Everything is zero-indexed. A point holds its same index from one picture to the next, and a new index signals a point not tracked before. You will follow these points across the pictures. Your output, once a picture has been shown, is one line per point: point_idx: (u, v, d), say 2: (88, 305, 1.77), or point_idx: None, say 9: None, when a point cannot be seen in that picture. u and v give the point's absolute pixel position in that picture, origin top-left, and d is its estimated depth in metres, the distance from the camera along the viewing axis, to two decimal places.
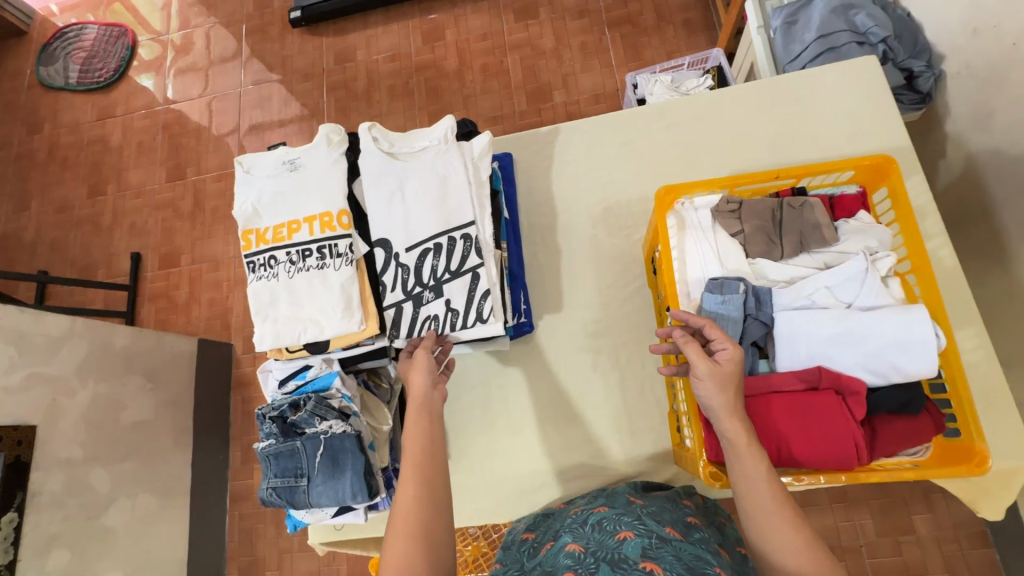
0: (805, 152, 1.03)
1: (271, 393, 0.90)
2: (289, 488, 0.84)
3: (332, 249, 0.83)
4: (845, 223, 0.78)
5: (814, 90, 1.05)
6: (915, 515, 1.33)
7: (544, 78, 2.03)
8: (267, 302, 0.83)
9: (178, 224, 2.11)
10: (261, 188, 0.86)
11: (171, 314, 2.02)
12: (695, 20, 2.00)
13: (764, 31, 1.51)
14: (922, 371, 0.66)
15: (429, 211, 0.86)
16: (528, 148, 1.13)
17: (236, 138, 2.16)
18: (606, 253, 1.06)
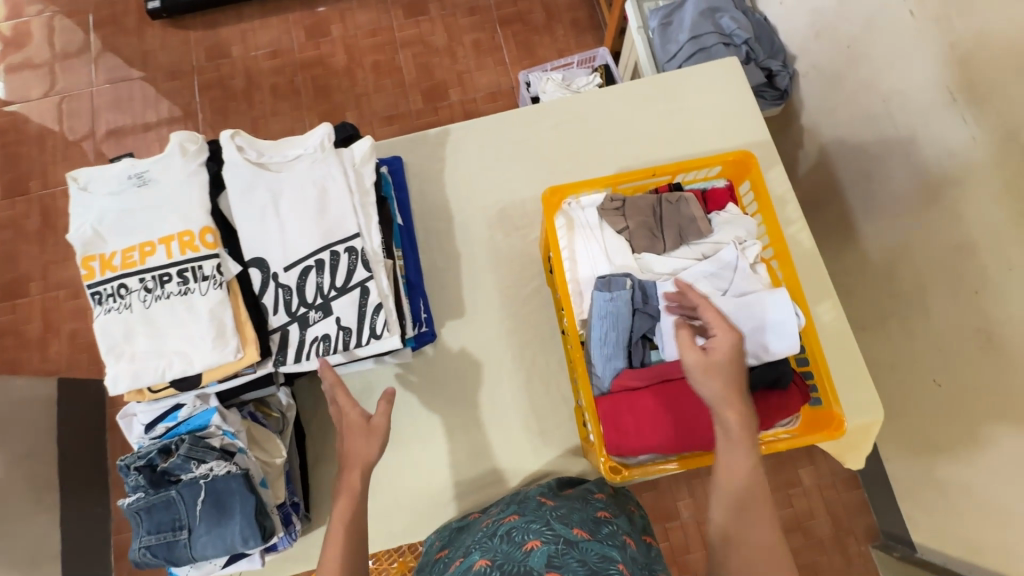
0: (683, 147, 1.08)
1: (136, 440, 0.79)
2: (166, 544, 0.74)
3: (196, 272, 0.74)
4: (717, 215, 0.83)
5: (686, 88, 1.12)
6: (801, 469, 1.49)
7: (439, 75, 1.99)
8: (120, 338, 0.73)
9: (23, 247, 1.81)
10: (103, 207, 0.75)
11: (21, 352, 1.73)
12: (583, 19, 2.06)
13: (644, 31, 1.59)
14: (786, 350, 0.73)
15: (307, 225, 0.79)
16: (419, 150, 1.09)
17: (91, 144, 1.89)
18: (505, 254, 1.05)
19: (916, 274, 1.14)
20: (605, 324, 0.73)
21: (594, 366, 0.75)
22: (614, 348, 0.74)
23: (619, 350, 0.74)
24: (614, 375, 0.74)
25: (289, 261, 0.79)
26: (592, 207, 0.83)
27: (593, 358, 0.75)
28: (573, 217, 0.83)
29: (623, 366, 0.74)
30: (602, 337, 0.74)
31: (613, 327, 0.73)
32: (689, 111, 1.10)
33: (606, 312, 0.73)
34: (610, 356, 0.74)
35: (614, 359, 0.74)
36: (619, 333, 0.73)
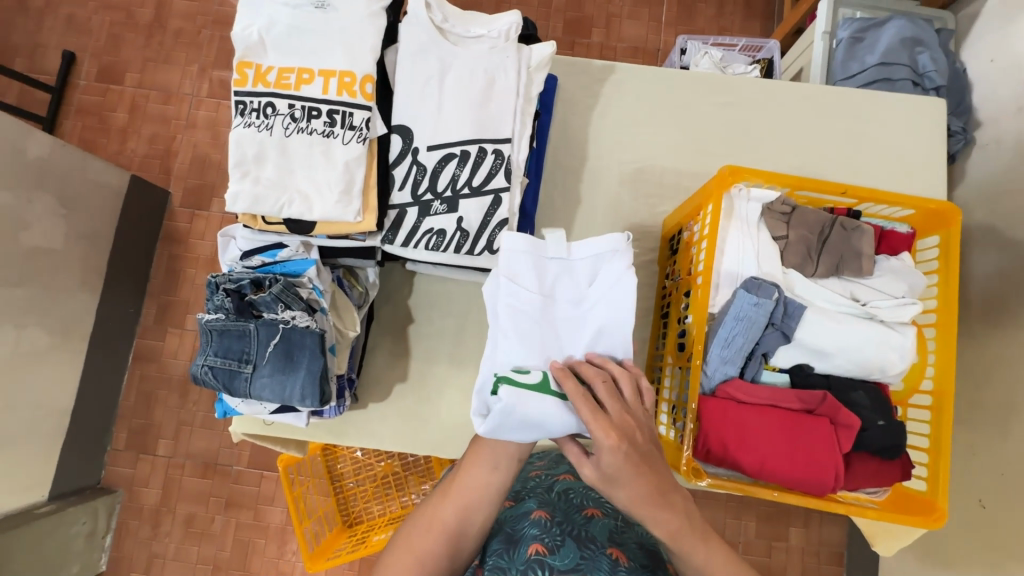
0: (849, 174, 0.99)
1: (229, 262, 0.78)
2: (229, 372, 0.74)
3: (345, 118, 0.70)
4: (885, 260, 0.76)
5: (878, 113, 1.00)
6: (793, 526, 1.46)
7: (588, 10, 1.85)
8: (251, 157, 0.69)
9: (129, 35, 1.77)
10: (273, 16, 0.70)
11: (101, 137, 1.74)
12: (757, 4, 1.88)
13: (828, 38, 1.40)
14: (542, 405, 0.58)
15: (466, 112, 0.73)
16: (575, 78, 1.01)
17: None
18: (623, 217, 0.98)
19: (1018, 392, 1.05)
20: (735, 328, 0.69)
21: (706, 364, 0.71)
22: (733, 354, 0.70)
23: (737, 359, 0.70)
24: (722, 379, 0.71)
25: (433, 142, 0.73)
26: (760, 201, 0.76)
27: (707, 356, 0.71)
28: (738, 206, 0.75)
29: (735, 376, 0.70)
30: (725, 340, 0.70)
31: (744, 334, 0.69)
32: (870, 138, 0.99)
33: (743, 318, 0.68)
34: (727, 360, 0.70)
35: (728, 365, 0.70)
36: (743, 343, 0.70)
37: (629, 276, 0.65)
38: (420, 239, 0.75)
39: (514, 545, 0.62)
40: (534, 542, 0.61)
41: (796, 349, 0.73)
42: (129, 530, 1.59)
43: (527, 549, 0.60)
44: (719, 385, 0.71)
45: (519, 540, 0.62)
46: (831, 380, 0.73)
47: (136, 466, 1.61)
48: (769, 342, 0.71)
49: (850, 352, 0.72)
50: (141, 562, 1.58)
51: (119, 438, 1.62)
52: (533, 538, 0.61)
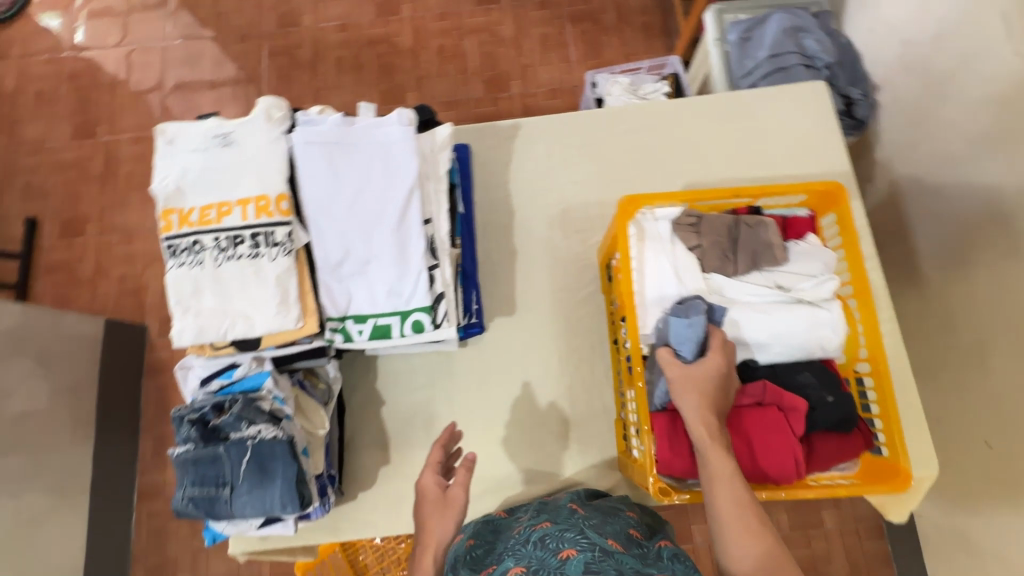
0: (755, 171, 1.04)
1: (190, 392, 0.81)
2: (209, 498, 0.76)
3: (268, 237, 0.75)
4: (796, 244, 0.80)
5: (766, 108, 1.07)
6: (825, 510, 1.43)
7: (502, 66, 1.96)
8: (189, 293, 0.74)
9: (85, 189, 1.85)
10: (186, 164, 0.76)
11: (72, 289, 1.79)
12: (654, 24, 1.99)
13: (720, 44, 1.47)
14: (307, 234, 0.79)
15: (379, 209, 0.79)
16: (486, 141, 1.08)
17: (159, 96, 1.92)
18: (560, 256, 1.04)
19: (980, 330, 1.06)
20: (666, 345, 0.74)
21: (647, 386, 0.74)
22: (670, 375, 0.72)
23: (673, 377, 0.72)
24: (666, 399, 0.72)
25: (347, 242, 0.78)
26: (669, 220, 0.81)
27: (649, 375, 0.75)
28: (648, 231, 0.80)
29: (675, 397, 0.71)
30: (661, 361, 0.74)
31: (683, 357, 0.71)
32: (764, 132, 1.06)
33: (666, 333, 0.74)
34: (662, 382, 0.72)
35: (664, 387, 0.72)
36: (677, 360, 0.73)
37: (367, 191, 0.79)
38: (352, 324, 0.80)
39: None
40: None
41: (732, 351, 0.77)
42: None
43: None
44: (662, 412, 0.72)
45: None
46: (776, 368, 0.76)
47: None
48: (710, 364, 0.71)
49: (783, 337, 0.75)
50: None
51: None
52: None
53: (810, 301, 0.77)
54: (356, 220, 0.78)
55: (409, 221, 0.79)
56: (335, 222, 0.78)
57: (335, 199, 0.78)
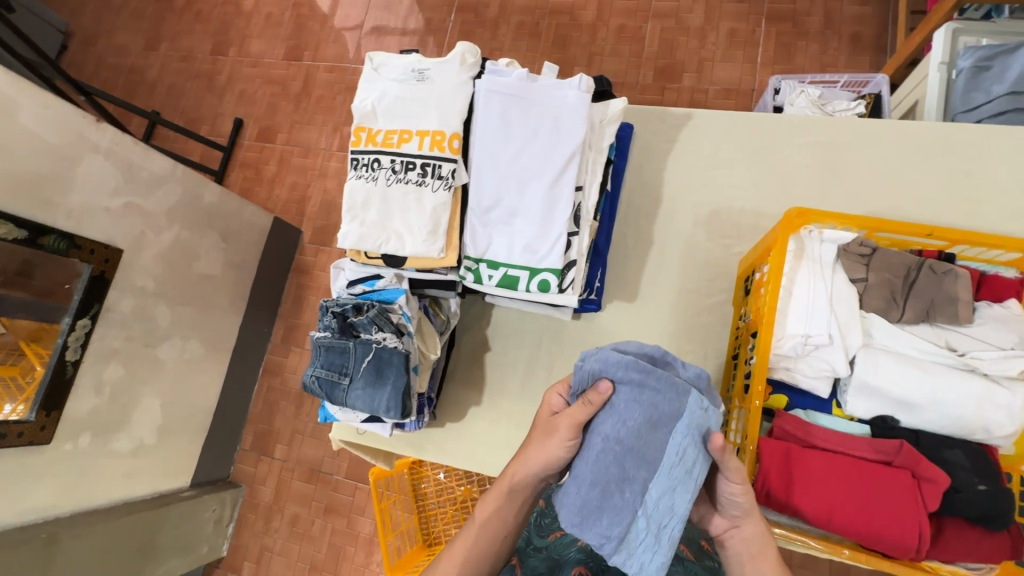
0: (951, 217, 0.91)
1: (338, 290, 0.93)
2: (331, 382, 0.87)
3: (435, 169, 0.82)
4: (987, 307, 0.69)
5: (993, 150, 0.91)
6: None
7: (679, 56, 1.86)
8: (360, 203, 0.84)
9: (283, 104, 2.13)
10: (385, 90, 0.85)
11: (256, 186, 2.09)
12: (866, 37, 1.76)
13: (946, 69, 1.26)
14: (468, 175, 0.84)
15: (538, 165, 0.82)
16: (652, 126, 1.05)
17: (356, 35, 2.11)
18: (697, 258, 1.00)
19: None
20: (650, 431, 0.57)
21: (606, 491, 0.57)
22: (660, 472, 0.56)
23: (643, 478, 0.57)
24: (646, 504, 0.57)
25: (501, 189, 0.82)
26: (841, 246, 0.74)
27: (584, 491, 0.57)
28: (812, 252, 0.74)
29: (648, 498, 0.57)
30: (629, 457, 0.56)
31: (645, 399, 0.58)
32: (978, 175, 0.91)
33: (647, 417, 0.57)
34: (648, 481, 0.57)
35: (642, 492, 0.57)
36: (639, 436, 0.56)
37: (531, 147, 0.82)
38: (484, 268, 0.85)
39: (558, 568, 0.67)
40: None
41: (873, 401, 0.69)
42: (247, 522, 1.82)
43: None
44: (650, 522, 0.57)
45: (563, 566, 0.67)
46: (920, 436, 0.67)
47: (257, 466, 1.85)
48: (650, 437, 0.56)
49: (941, 403, 0.66)
50: (254, 553, 1.79)
51: (247, 440, 1.87)
52: None
53: (989, 374, 0.66)
54: (514, 172, 0.82)
55: (562, 184, 0.81)
56: (495, 170, 0.83)
57: (501, 148, 0.83)
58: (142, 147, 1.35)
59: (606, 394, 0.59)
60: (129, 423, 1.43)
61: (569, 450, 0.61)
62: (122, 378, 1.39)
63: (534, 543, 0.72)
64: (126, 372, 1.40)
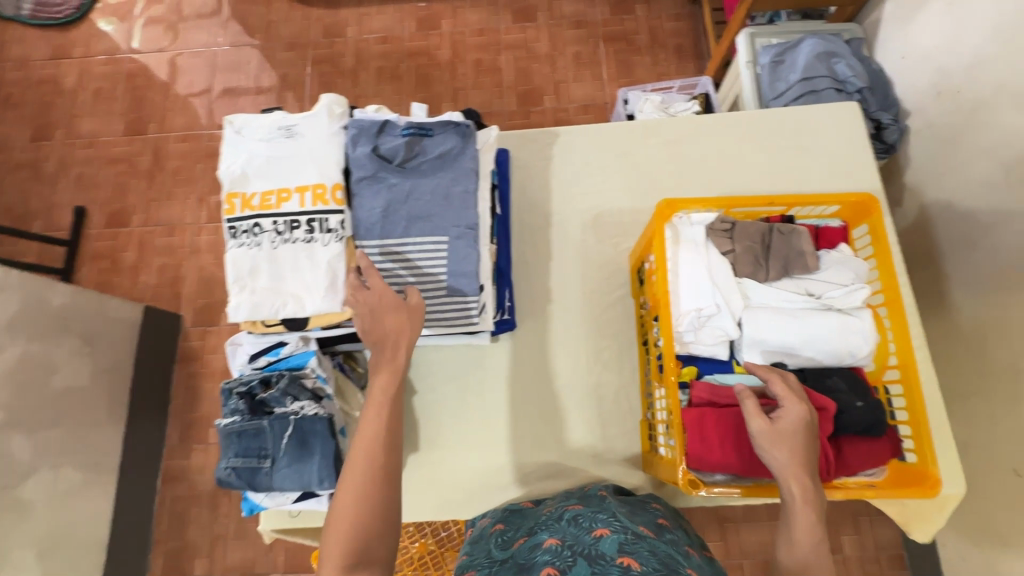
0: (784, 185, 1.07)
1: (239, 368, 0.86)
2: (250, 469, 0.80)
3: (323, 224, 0.80)
4: (828, 254, 0.83)
5: (800, 127, 1.10)
6: (845, 535, 1.42)
7: (536, 81, 2.00)
8: (246, 271, 0.79)
9: (133, 182, 1.93)
10: (251, 152, 0.82)
11: (116, 276, 1.85)
12: (686, 47, 2.02)
13: (752, 66, 1.48)
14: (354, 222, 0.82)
15: (431, 213, 0.82)
16: (525, 147, 1.12)
17: (207, 99, 2.00)
18: (592, 260, 1.07)
19: (1012, 354, 1.05)
20: (387, 230, 0.82)
21: (436, 130, 0.85)
22: (405, 205, 0.82)
23: (394, 163, 0.82)
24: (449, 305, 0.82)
25: (384, 233, 0.82)
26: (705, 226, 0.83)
27: (415, 203, 0.82)
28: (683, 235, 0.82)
29: (430, 202, 0.82)
30: (401, 194, 0.82)
31: (363, 211, 0.82)
32: (795, 149, 1.09)
33: (373, 210, 0.81)
34: (447, 265, 0.82)
35: (444, 226, 0.82)
36: (383, 204, 0.81)
37: (428, 194, 0.82)
38: None
39: (526, 570, 0.60)
40: (545, 567, 0.58)
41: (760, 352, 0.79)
42: None
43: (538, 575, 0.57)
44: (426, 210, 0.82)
45: (530, 568, 0.60)
46: (805, 372, 0.78)
47: None
48: (386, 212, 0.81)
49: (812, 342, 0.77)
50: None
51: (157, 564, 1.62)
52: (545, 564, 0.59)
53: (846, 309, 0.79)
54: (402, 218, 0.82)
55: (457, 233, 0.82)
56: (385, 213, 0.81)
57: (391, 193, 0.81)
58: None
59: (371, 190, 0.82)
60: None
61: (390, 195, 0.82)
62: None
63: (498, 560, 0.66)
64: None
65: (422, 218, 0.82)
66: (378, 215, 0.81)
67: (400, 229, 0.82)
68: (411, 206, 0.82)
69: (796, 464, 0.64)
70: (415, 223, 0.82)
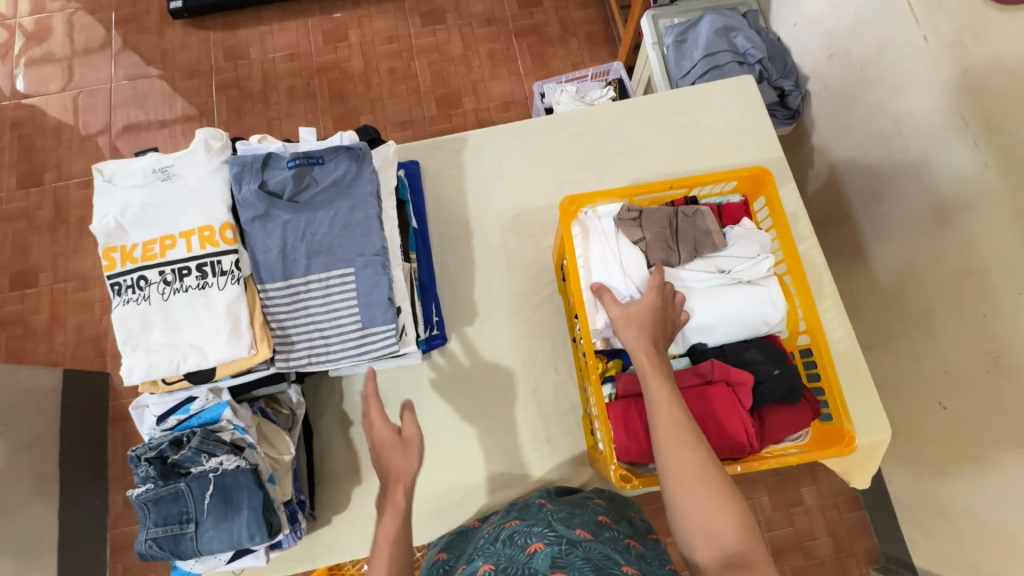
0: (695, 163, 1.08)
1: (148, 431, 0.81)
2: (172, 537, 0.74)
3: (215, 267, 0.75)
4: (733, 229, 0.84)
5: (703, 104, 1.12)
6: (803, 487, 1.48)
7: (454, 83, 1.97)
8: (137, 329, 0.74)
9: (34, 238, 1.78)
10: (126, 200, 0.76)
11: (28, 342, 1.70)
12: (597, 34, 2.04)
13: (658, 47, 1.50)
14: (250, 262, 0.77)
15: (332, 244, 0.79)
16: (436, 156, 1.10)
17: (107, 139, 1.87)
18: (517, 262, 1.06)
19: (926, 296, 1.11)
20: (288, 267, 0.78)
21: (327, 157, 0.82)
22: (303, 241, 0.78)
23: (284, 198, 0.78)
24: (363, 337, 0.79)
25: (286, 271, 0.78)
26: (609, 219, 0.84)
27: (315, 237, 0.79)
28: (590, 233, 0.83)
29: (329, 234, 0.79)
30: (298, 229, 0.78)
31: (261, 251, 0.77)
32: (700, 126, 1.11)
33: (269, 249, 0.78)
34: (357, 296, 0.79)
35: (348, 257, 0.79)
36: (279, 241, 0.78)
37: (325, 224, 0.79)
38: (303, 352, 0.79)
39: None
40: None
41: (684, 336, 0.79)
42: None
43: None
44: (327, 243, 0.79)
45: None
46: (725, 349, 0.79)
47: None
48: (283, 249, 0.78)
49: (727, 319, 0.79)
50: None
51: None
52: None
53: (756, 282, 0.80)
54: (302, 254, 0.78)
55: (362, 261, 0.79)
56: (282, 251, 0.78)
57: (286, 230, 0.78)
58: None
59: (263, 227, 0.78)
60: None
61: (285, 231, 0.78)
62: None
63: None
64: None
65: (324, 252, 0.79)
66: (276, 253, 0.78)
67: (302, 265, 0.78)
68: (311, 239, 0.79)
69: (643, 344, 0.70)
70: (316, 257, 0.79)
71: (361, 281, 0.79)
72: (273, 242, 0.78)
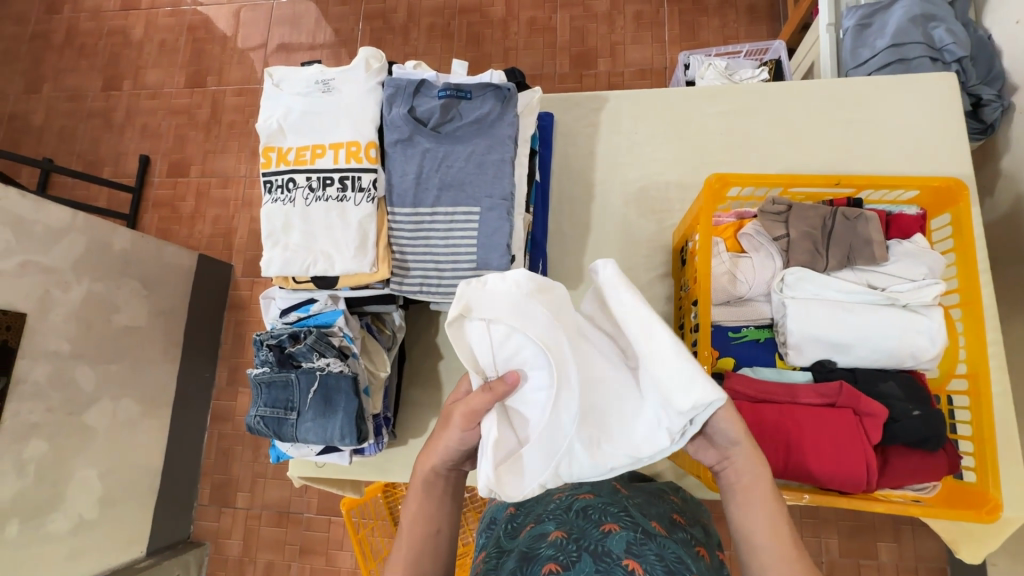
0: (853, 166, 0.97)
1: (272, 320, 0.89)
2: (277, 419, 0.83)
3: (355, 182, 0.78)
4: (898, 244, 0.74)
5: (884, 100, 0.98)
6: (881, 542, 1.31)
7: (591, 42, 1.88)
8: (279, 226, 0.80)
9: (191, 133, 1.99)
10: (289, 105, 0.81)
11: (174, 225, 1.93)
12: (761, 7, 1.85)
13: (833, 29, 1.31)
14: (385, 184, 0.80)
15: (463, 180, 0.79)
16: (572, 112, 1.06)
17: (262, 54, 2.01)
18: (634, 236, 1.01)
19: None
20: (419, 195, 0.80)
21: (475, 93, 0.81)
22: (435, 172, 0.80)
23: (428, 127, 0.79)
24: (476, 276, 0.79)
25: (416, 199, 0.80)
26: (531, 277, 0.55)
27: (449, 171, 0.80)
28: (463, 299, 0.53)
29: (463, 169, 0.79)
30: (434, 158, 0.79)
31: (398, 175, 0.80)
32: (875, 125, 0.97)
33: (405, 174, 0.80)
34: (478, 236, 0.79)
35: (477, 197, 0.79)
36: (414, 167, 0.80)
37: (460, 161, 0.79)
38: (416, 281, 0.81)
39: (529, 562, 0.59)
40: (549, 562, 0.57)
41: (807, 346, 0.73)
42: None
43: (541, 569, 0.57)
44: (459, 178, 0.79)
45: (534, 559, 0.59)
46: (857, 373, 0.71)
47: (219, 519, 1.67)
48: (417, 177, 0.80)
49: (867, 340, 0.71)
50: None
51: (205, 493, 1.70)
52: (549, 557, 0.58)
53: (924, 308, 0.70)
54: (433, 184, 0.80)
55: (489, 203, 0.79)
56: (416, 178, 0.80)
57: (423, 158, 0.80)
58: (32, 199, 1.21)
59: (403, 152, 0.80)
60: (64, 500, 1.28)
61: (422, 159, 0.80)
62: (47, 454, 1.24)
63: (504, 550, 0.65)
64: (50, 446, 1.25)
65: (455, 186, 0.79)
66: (411, 181, 0.80)
67: (431, 195, 0.80)
68: (444, 171, 0.80)
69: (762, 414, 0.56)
70: (447, 191, 0.80)
71: (483, 222, 0.79)
72: (409, 168, 0.80)
